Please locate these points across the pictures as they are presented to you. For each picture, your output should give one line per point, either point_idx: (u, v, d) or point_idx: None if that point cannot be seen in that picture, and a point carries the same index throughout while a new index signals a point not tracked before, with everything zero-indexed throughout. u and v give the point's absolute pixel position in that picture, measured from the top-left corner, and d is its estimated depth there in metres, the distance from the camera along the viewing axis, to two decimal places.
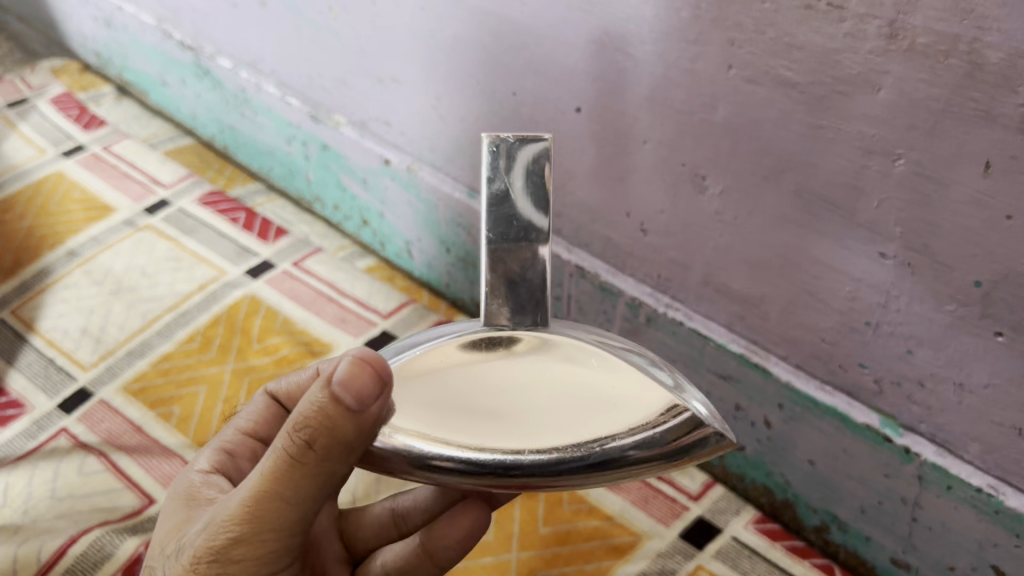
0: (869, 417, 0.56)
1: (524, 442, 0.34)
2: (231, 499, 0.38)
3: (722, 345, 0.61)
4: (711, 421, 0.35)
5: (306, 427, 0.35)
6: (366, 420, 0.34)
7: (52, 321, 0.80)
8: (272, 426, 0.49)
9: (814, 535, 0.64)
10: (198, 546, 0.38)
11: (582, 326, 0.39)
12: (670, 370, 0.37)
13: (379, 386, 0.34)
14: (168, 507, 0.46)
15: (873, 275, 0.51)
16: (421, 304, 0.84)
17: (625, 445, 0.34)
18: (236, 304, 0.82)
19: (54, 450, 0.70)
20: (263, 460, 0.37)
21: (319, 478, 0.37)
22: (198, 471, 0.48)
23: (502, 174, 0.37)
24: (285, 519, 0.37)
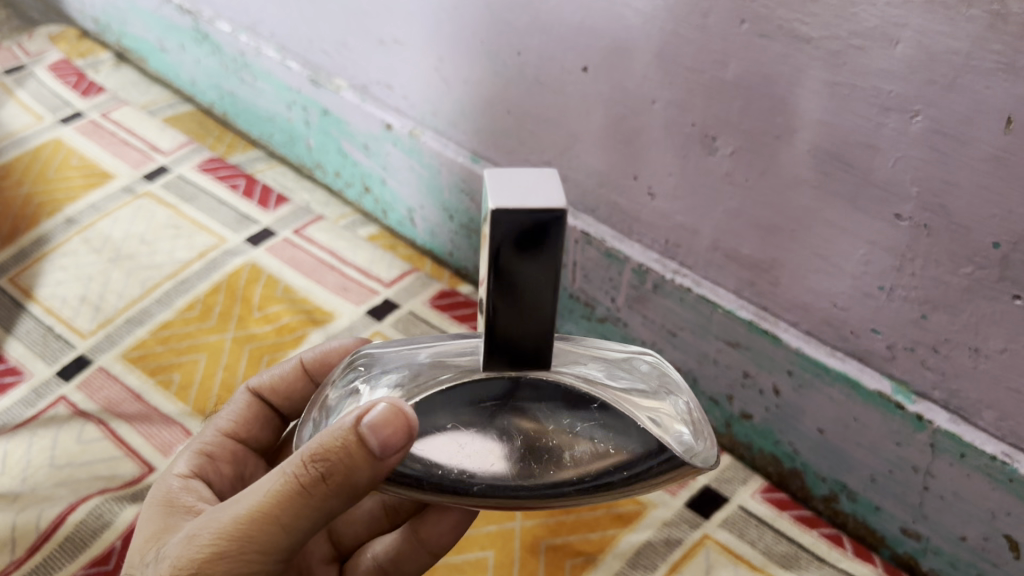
0: (881, 383, 0.55)
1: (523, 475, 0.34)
2: (222, 513, 0.38)
3: (730, 311, 0.60)
4: (695, 446, 0.35)
5: (323, 458, 0.35)
6: (385, 465, 0.34)
7: (51, 289, 0.79)
8: (251, 425, 0.55)
9: (822, 504, 0.63)
10: (180, 557, 0.38)
11: (574, 341, 0.38)
12: (658, 381, 0.37)
13: (407, 437, 0.33)
14: (146, 512, 0.46)
15: (887, 237, 0.50)
16: (424, 273, 0.83)
17: (610, 473, 0.35)
18: (236, 271, 0.81)
19: (53, 418, 0.69)
20: (267, 481, 0.37)
21: (319, 509, 0.37)
22: (177, 474, 0.50)
23: (506, 239, 0.31)
24: (276, 544, 0.37)
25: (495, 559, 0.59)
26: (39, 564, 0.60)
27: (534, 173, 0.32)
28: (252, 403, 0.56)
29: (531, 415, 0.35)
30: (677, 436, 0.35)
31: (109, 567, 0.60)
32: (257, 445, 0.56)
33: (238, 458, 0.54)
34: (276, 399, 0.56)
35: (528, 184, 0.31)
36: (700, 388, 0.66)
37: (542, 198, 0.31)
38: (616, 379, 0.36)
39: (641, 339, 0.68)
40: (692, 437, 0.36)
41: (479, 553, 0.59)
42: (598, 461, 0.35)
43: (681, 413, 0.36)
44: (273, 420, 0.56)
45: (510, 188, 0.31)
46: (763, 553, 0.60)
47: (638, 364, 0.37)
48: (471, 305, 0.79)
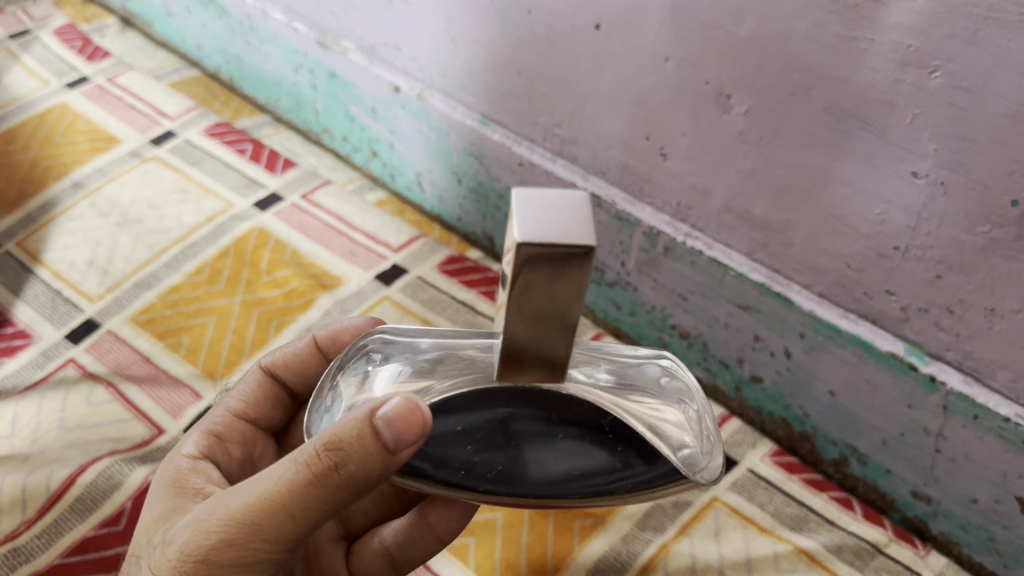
0: (894, 345, 0.54)
1: (533, 476, 0.35)
2: (231, 500, 0.38)
3: (742, 274, 0.60)
4: (700, 460, 0.36)
5: (337, 449, 0.35)
6: (396, 459, 0.34)
7: (58, 253, 0.79)
8: (260, 406, 0.55)
9: (832, 468, 0.63)
10: (189, 542, 0.38)
11: (587, 350, 0.37)
12: (668, 392, 0.37)
13: (420, 433, 0.34)
14: (155, 493, 0.46)
15: (903, 196, 0.49)
16: (432, 239, 0.82)
17: (614, 482, 0.36)
18: (244, 236, 0.81)
19: (63, 380, 0.69)
20: (278, 470, 0.37)
21: (329, 500, 0.37)
22: (186, 456, 0.49)
23: (534, 266, 0.30)
24: (284, 533, 0.37)
25: (504, 520, 0.59)
26: (51, 523, 0.60)
27: (566, 200, 0.31)
28: (264, 382, 0.55)
29: (540, 424, 0.35)
30: (679, 451, 0.36)
31: (119, 528, 0.60)
32: (267, 425, 0.56)
33: (247, 438, 0.54)
34: (287, 377, 0.55)
35: (559, 213, 0.30)
36: (711, 352, 0.66)
37: (573, 232, 0.30)
38: (629, 390, 0.37)
39: (650, 304, 0.67)
40: (697, 451, 0.36)
41: (490, 514, 0.59)
42: (602, 470, 0.36)
43: (688, 427, 0.37)
44: (284, 400, 0.56)
45: (542, 217, 0.30)
46: (773, 515, 0.60)
47: (652, 371, 0.38)
48: (480, 271, 0.79)
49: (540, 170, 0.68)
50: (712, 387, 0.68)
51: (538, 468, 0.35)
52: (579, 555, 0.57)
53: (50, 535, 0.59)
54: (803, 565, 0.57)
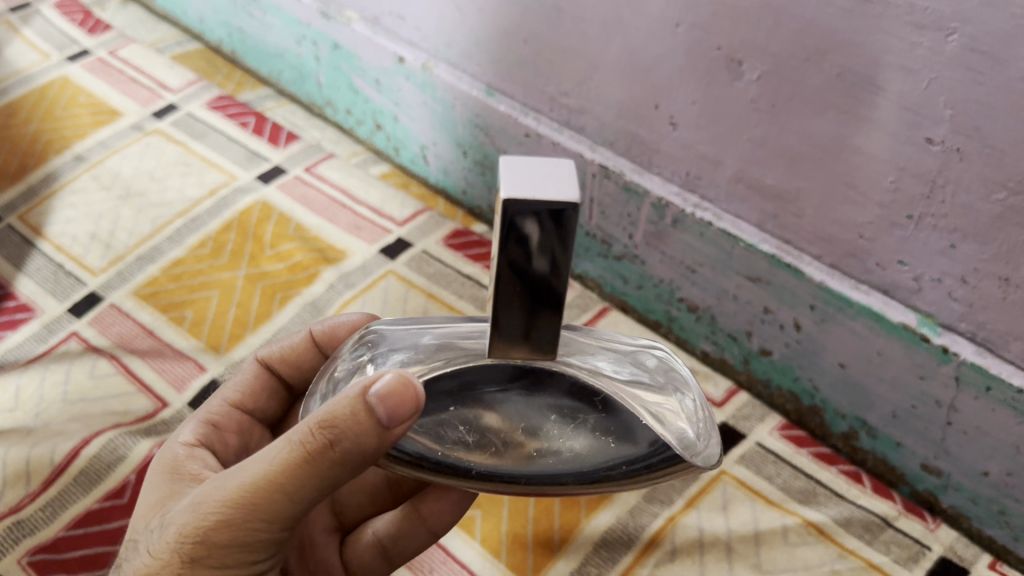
0: (906, 316, 0.54)
1: (527, 460, 0.35)
2: (227, 481, 0.37)
3: (752, 246, 0.59)
4: (697, 444, 0.35)
5: (331, 427, 0.34)
6: (391, 435, 0.34)
7: (60, 226, 0.79)
8: (256, 397, 0.54)
9: (841, 441, 0.62)
10: (185, 524, 0.38)
11: (585, 333, 0.37)
12: (665, 377, 0.37)
13: (413, 410, 0.33)
14: (152, 480, 0.46)
15: (917, 163, 0.48)
16: (437, 212, 0.81)
17: (610, 466, 0.35)
18: (247, 209, 0.80)
19: (65, 353, 0.69)
20: (273, 449, 0.36)
21: (326, 477, 0.36)
22: (182, 443, 0.49)
23: (522, 224, 0.30)
24: (282, 511, 0.37)
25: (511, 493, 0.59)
26: (55, 497, 0.60)
27: (549, 164, 0.31)
28: (259, 374, 0.55)
29: (533, 405, 0.35)
30: (677, 436, 0.35)
31: (122, 501, 0.60)
32: (263, 416, 0.55)
33: (244, 429, 0.53)
34: (283, 369, 0.55)
35: (542, 176, 0.30)
36: (719, 325, 0.65)
37: (553, 190, 0.30)
38: (626, 372, 0.36)
39: (658, 277, 0.67)
40: (694, 436, 0.35)
41: None
42: (597, 453, 0.35)
43: (684, 414, 0.36)
44: (280, 392, 0.55)
45: (525, 179, 0.30)
46: (781, 489, 0.60)
47: (647, 356, 0.37)
48: (485, 245, 0.78)
49: (547, 141, 0.67)
50: (720, 361, 0.67)
51: (531, 448, 0.35)
52: (586, 528, 0.57)
53: (53, 509, 0.59)
54: (811, 538, 0.57)
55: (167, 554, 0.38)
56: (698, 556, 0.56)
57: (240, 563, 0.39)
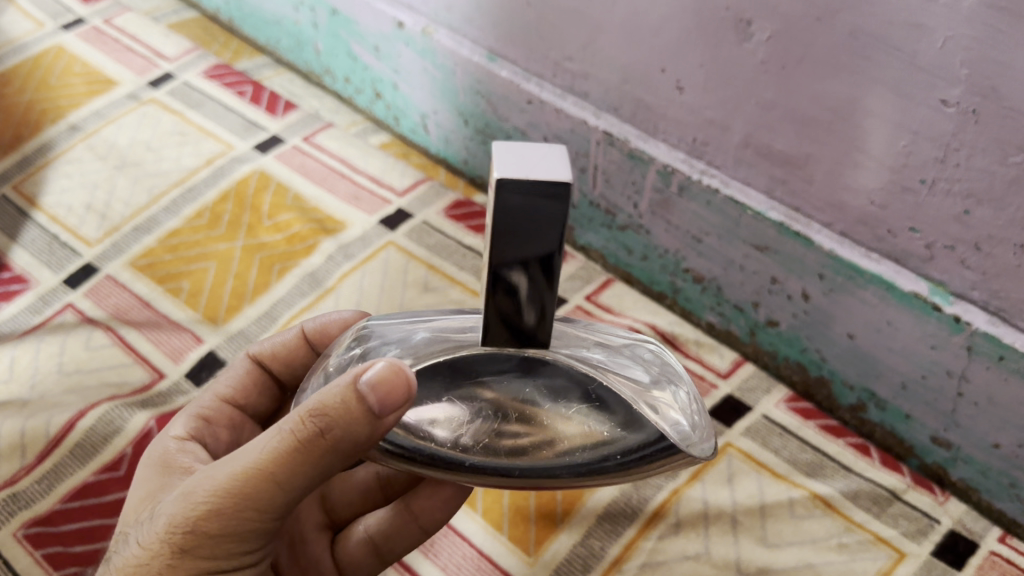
0: (917, 285, 0.52)
1: (520, 453, 0.33)
2: (216, 471, 0.37)
3: (760, 213, 0.57)
4: (692, 435, 0.34)
5: (321, 415, 0.34)
6: (382, 425, 0.33)
7: (56, 197, 0.77)
8: (249, 392, 0.54)
9: (848, 413, 0.61)
10: (175, 515, 0.37)
11: (577, 325, 0.36)
12: (659, 369, 0.35)
13: (405, 399, 0.32)
14: (142, 473, 0.45)
15: (931, 126, 0.47)
16: (438, 182, 0.80)
17: (605, 457, 0.33)
18: (245, 179, 0.78)
19: (61, 325, 0.68)
20: (264, 439, 0.36)
21: (318, 467, 0.36)
22: (174, 437, 0.48)
23: (516, 204, 0.29)
24: (273, 500, 0.36)
25: None
26: (51, 469, 0.59)
27: (541, 147, 0.30)
28: (251, 369, 0.54)
29: (527, 394, 0.33)
30: (673, 424, 0.34)
31: (119, 473, 0.59)
32: (254, 413, 0.54)
33: (236, 424, 0.53)
34: (275, 366, 0.54)
35: (534, 158, 0.29)
36: (725, 296, 0.64)
37: (546, 170, 0.29)
38: (617, 361, 0.35)
39: (663, 247, 0.65)
40: (690, 427, 0.34)
41: None
42: (591, 444, 0.33)
43: (680, 405, 0.34)
44: (271, 387, 0.55)
45: (514, 160, 0.29)
46: (787, 461, 0.59)
47: (640, 350, 0.36)
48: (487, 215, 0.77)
49: (549, 107, 0.66)
50: (726, 332, 0.66)
51: (525, 439, 0.33)
52: (588, 501, 0.56)
53: (49, 481, 0.58)
54: (818, 511, 0.56)
55: (157, 546, 0.37)
56: (702, 528, 0.55)
57: (231, 554, 0.38)
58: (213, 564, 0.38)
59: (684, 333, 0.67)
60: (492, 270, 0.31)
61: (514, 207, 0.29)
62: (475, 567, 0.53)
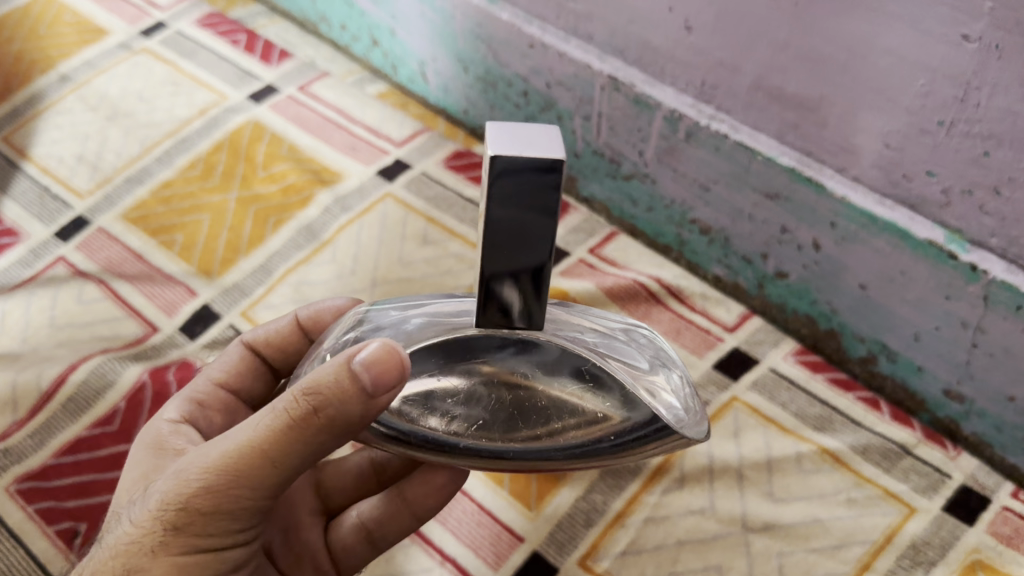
0: (932, 232, 0.50)
1: (514, 435, 0.33)
2: (210, 448, 0.35)
3: (771, 159, 0.55)
4: (683, 418, 0.34)
5: (316, 392, 0.33)
6: (376, 405, 0.33)
7: (46, 148, 0.76)
8: (243, 378, 0.52)
9: (858, 367, 0.60)
10: (167, 491, 0.35)
11: (572, 310, 0.36)
12: (651, 353, 0.35)
13: (398, 379, 0.32)
14: (135, 455, 0.44)
15: (951, 63, 0.45)
16: (438, 133, 0.78)
17: (598, 438, 0.33)
18: (239, 129, 0.76)
19: (52, 278, 0.66)
20: (257, 417, 0.35)
21: (313, 446, 0.34)
22: (168, 420, 0.47)
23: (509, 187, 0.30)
24: (266, 480, 0.35)
25: None
26: (43, 423, 0.58)
27: (540, 126, 0.30)
28: (245, 355, 0.53)
29: (520, 375, 0.33)
30: (665, 406, 0.34)
31: (113, 428, 0.57)
32: (249, 400, 0.53)
33: (231, 408, 0.51)
34: (269, 352, 0.53)
35: (532, 136, 0.30)
36: (733, 248, 0.62)
37: (542, 147, 0.29)
38: (612, 346, 0.35)
39: (669, 197, 0.63)
40: (681, 409, 0.34)
41: None
42: (585, 425, 0.33)
43: (672, 388, 0.35)
44: (265, 374, 0.53)
45: (511, 138, 0.30)
46: (796, 415, 0.57)
47: (634, 335, 0.36)
48: None
49: (553, 51, 0.63)
50: (733, 285, 0.64)
51: (520, 421, 0.33)
52: None
53: (41, 436, 0.57)
54: (826, 466, 0.55)
55: (150, 522, 0.35)
56: (707, 483, 0.54)
57: (224, 534, 0.36)
58: (206, 543, 0.36)
59: (690, 286, 0.65)
60: (486, 282, 0.32)
61: (503, 215, 0.30)
62: (475, 521, 0.52)
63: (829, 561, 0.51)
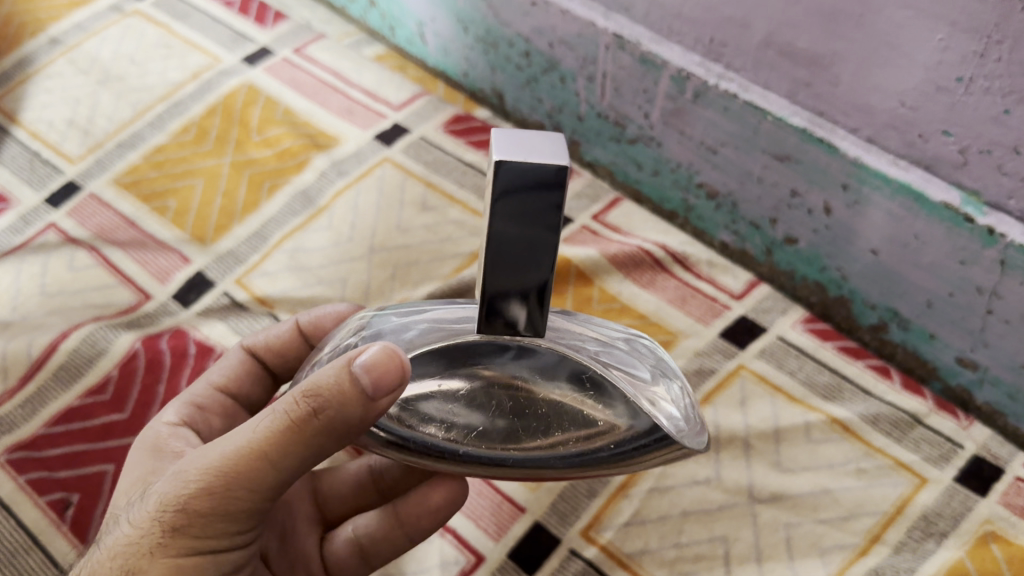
0: (948, 194, 0.49)
1: (515, 443, 0.32)
2: (209, 450, 0.34)
3: (781, 119, 0.53)
4: (683, 429, 0.33)
5: (315, 395, 0.32)
6: (376, 408, 0.31)
7: (36, 113, 0.74)
8: (243, 382, 0.50)
9: (868, 335, 0.58)
10: (166, 492, 0.34)
11: (575, 316, 0.35)
12: (654, 363, 0.34)
13: (399, 381, 0.31)
14: (132, 458, 0.43)
15: (971, 15, 0.43)
16: (437, 96, 0.76)
17: (597, 447, 0.32)
18: (232, 93, 0.74)
19: (43, 245, 0.65)
20: (257, 418, 0.34)
21: (313, 449, 0.33)
22: (167, 423, 0.46)
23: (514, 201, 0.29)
24: (265, 482, 0.34)
25: None
26: (34, 392, 0.56)
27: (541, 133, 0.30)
28: (244, 359, 0.51)
29: (518, 382, 0.32)
30: (665, 416, 0.33)
31: (106, 397, 0.56)
32: (247, 404, 0.51)
33: (230, 413, 0.49)
34: (269, 357, 0.51)
35: (534, 142, 0.29)
36: (740, 213, 0.60)
37: (545, 151, 0.29)
38: (614, 356, 0.34)
39: (675, 161, 0.62)
40: (682, 421, 0.33)
41: None
42: (584, 433, 0.32)
43: (673, 399, 0.33)
44: (264, 379, 0.51)
45: (513, 144, 0.29)
46: (804, 384, 0.56)
47: (637, 346, 0.35)
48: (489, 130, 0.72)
49: (555, 9, 0.61)
50: (740, 252, 0.63)
51: (520, 429, 0.32)
52: None
53: (33, 405, 0.56)
54: (836, 435, 0.53)
55: (147, 523, 0.34)
56: (713, 453, 0.53)
57: (223, 537, 0.35)
58: (203, 546, 0.35)
59: (695, 252, 0.63)
60: (490, 299, 0.31)
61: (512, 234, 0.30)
62: (476, 492, 0.51)
63: (838, 533, 0.49)
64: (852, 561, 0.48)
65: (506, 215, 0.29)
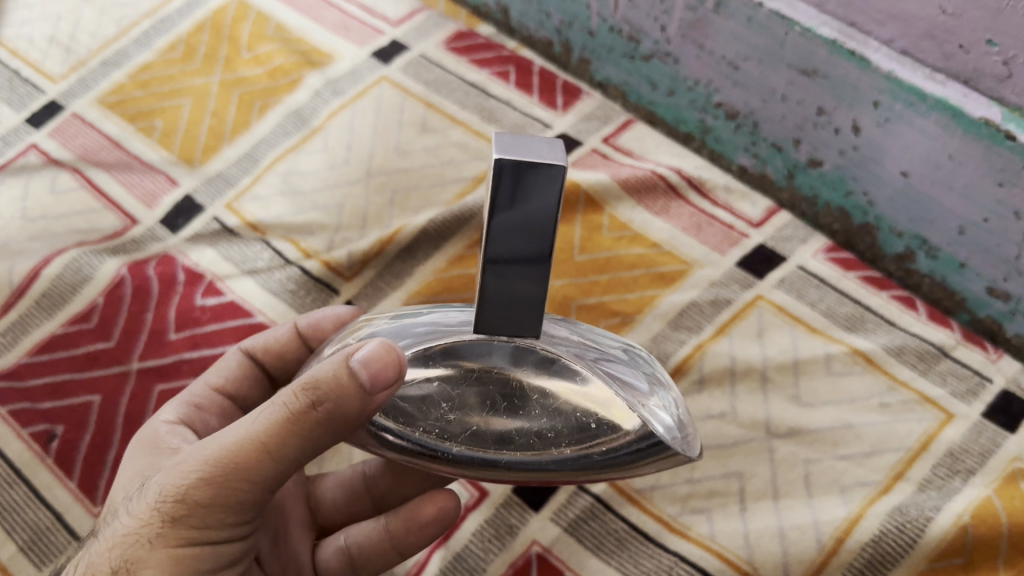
0: (988, 111, 0.45)
1: (509, 446, 0.29)
2: (209, 443, 0.32)
3: (809, 30, 0.50)
4: (678, 437, 0.30)
5: (314, 387, 0.30)
6: (377, 402, 0.29)
7: (15, 30, 0.70)
8: (242, 384, 0.46)
9: (893, 264, 0.55)
10: (166, 484, 0.32)
11: (568, 322, 0.32)
12: (646, 371, 0.31)
13: (396, 377, 0.29)
14: (128, 458, 0.40)
15: None
16: (437, 12, 0.72)
17: (587, 453, 0.29)
18: (221, 8, 0.70)
19: (23, 167, 0.61)
20: (258, 411, 0.31)
21: (314, 442, 0.31)
22: (165, 421, 0.42)
23: (511, 222, 0.27)
24: (266, 476, 0.31)
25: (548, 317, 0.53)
26: (16, 320, 0.54)
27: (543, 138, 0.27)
28: (241, 361, 0.47)
29: (518, 380, 0.29)
30: (659, 423, 0.30)
31: (91, 325, 0.53)
32: (246, 408, 0.47)
33: (228, 415, 0.45)
34: (267, 359, 0.47)
35: (533, 145, 0.26)
36: (762, 134, 0.57)
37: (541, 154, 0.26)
38: (607, 361, 0.30)
39: (693, 79, 0.58)
40: (676, 430, 0.30)
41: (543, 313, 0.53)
42: (578, 435, 0.29)
43: (666, 407, 0.30)
44: (263, 383, 0.47)
45: (514, 146, 0.26)
46: (826, 315, 0.53)
47: (634, 355, 0.32)
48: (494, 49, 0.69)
49: None
50: (760, 177, 0.59)
51: (513, 431, 0.29)
52: None
53: (14, 334, 0.53)
54: (858, 367, 0.51)
55: (146, 514, 0.31)
56: (728, 385, 0.50)
57: (221, 531, 0.32)
58: (202, 538, 0.32)
59: (711, 177, 0.60)
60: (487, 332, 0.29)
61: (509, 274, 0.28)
62: None
63: (860, 469, 0.47)
64: (874, 499, 0.46)
65: (511, 276, 0.28)
